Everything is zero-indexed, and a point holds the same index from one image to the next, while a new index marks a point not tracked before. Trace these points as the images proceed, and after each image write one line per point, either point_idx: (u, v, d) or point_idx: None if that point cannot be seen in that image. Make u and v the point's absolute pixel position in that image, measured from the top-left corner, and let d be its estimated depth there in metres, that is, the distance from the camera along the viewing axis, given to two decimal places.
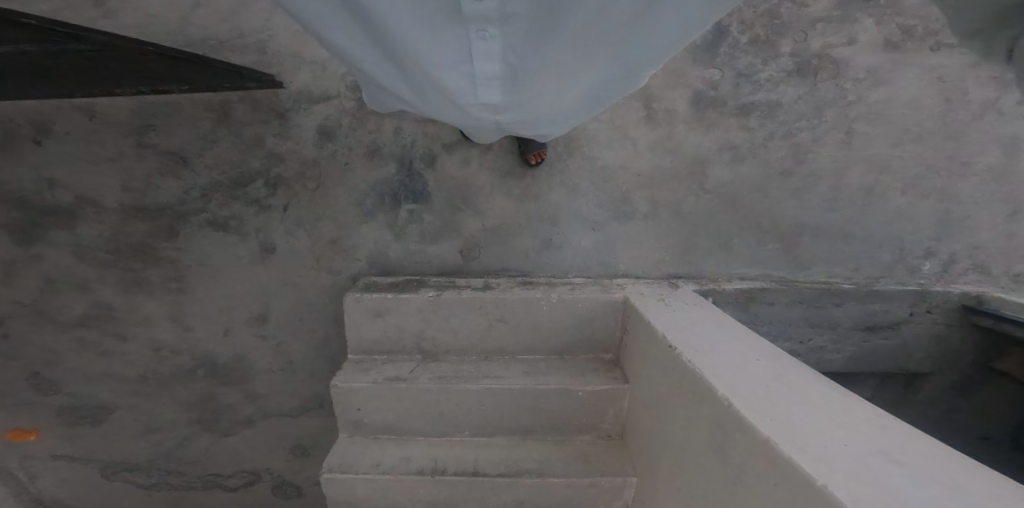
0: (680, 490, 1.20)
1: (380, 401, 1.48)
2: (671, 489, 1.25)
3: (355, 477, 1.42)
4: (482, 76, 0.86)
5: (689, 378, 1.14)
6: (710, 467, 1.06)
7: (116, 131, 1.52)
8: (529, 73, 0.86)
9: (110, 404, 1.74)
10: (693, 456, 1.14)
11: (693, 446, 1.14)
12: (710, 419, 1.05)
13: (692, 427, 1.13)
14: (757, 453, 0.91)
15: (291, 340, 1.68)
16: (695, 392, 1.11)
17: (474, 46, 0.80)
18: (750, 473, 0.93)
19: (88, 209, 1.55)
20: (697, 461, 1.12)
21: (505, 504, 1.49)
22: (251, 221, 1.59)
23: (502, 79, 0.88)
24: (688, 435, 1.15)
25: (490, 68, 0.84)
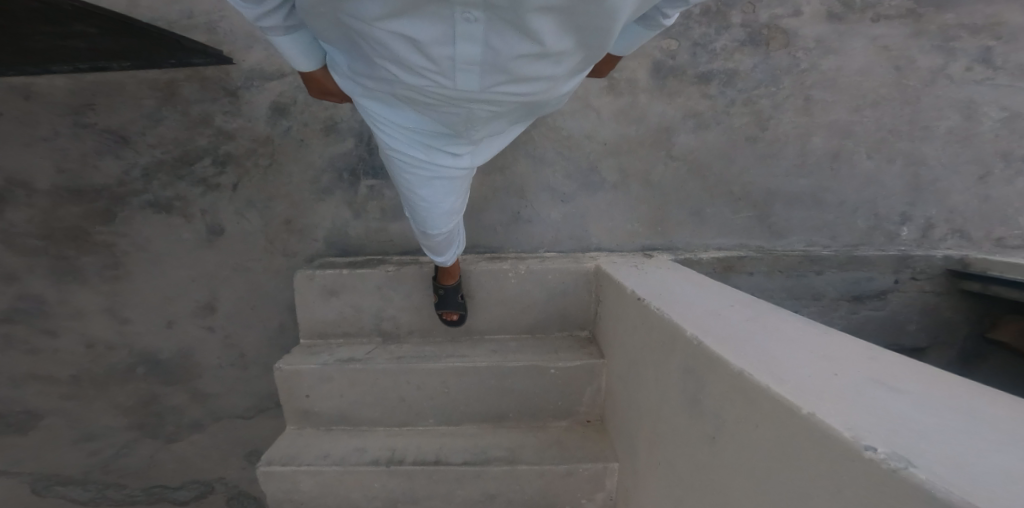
0: (662, 462, 1.08)
1: (332, 386, 1.37)
2: (651, 463, 1.13)
3: (298, 470, 1.32)
4: (459, 65, 0.71)
5: (660, 327, 1.07)
6: (689, 423, 0.96)
7: (51, 110, 1.44)
8: (520, 67, 0.71)
9: (42, 410, 1.61)
10: (670, 416, 1.04)
11: (670, 404, 1.03)
12: (683, 366, 0.97)
13: (668, 381, 1.04)
14: (739, 394, 0.81)
15: (242, 331, 1.56)
16: (671, 343, 1.02)
17: (455, 29, 0.65)
18: (732, 418, 0.82)
19: (19, 192, 1.45)
20: (675, 420, 1.02)
21: (474, 497, 1.37)
22: (197, 201, 1.49)
23: (487, 75, 0.73)
24: (663, 390, 1.06)
25: (474, 57, 0.69)
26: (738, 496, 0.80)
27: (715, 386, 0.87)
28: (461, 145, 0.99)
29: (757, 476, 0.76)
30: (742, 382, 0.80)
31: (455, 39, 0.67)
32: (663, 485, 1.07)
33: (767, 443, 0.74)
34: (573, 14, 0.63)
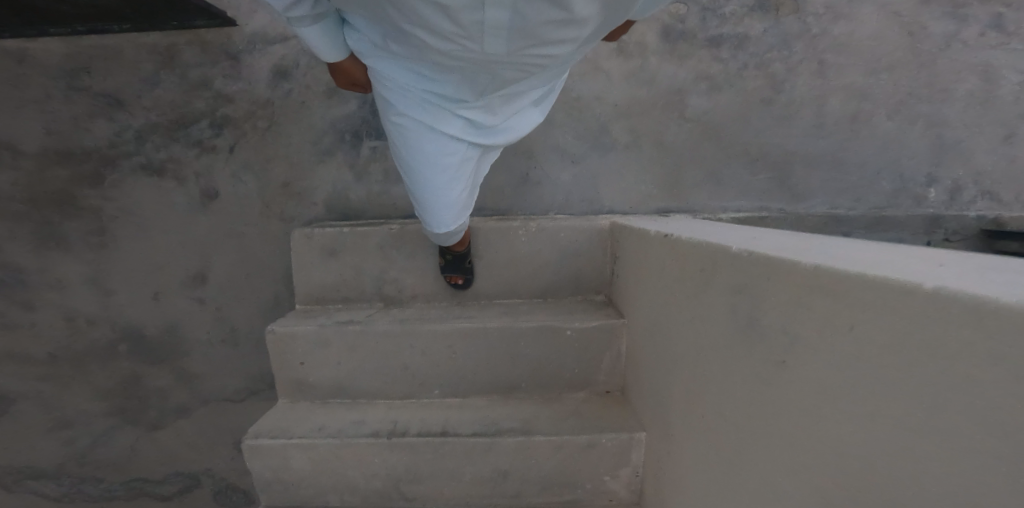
0: (697, 417, 0.93)
1: (328, 351, 1.25)
2: (694, 424, 0.94)
3: (288, 443, 1.18)
4: (488, 30, 0.66)
5: (697, 254, 0.96)
6: (740, 357, 0.77)
7: (44, 73, 1.38)
8: (548, 32, 0.68)
9: (15, 393, 1.49)
10: (704, 352, 0.91)
11: (717, 342, 0.86)
12: (722, 286, 0.86)
13: (703, 313, 0.92)
14: (804, 298, 0.62)
15: (233, 304, 1.45)
16: (723, 266, 0.85)
17: None
18: (793, 331, 0.63)
19: (5, 154, 1.38)
20: (708, 356, 0.89)
21: (484, 475, 1.24)
22: (191, 164, 1.42)
23: (514, 40, 0.69)
24: (697, 326, 0.94)
25: (503, 22, 0.65)
26: (805, 437, 0.61)
27: (774, 298, 0.69)
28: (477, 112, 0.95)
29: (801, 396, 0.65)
30: (807, 282, 0.61)
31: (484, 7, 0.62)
32: (707, 446, 0.88)
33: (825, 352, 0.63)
34: None
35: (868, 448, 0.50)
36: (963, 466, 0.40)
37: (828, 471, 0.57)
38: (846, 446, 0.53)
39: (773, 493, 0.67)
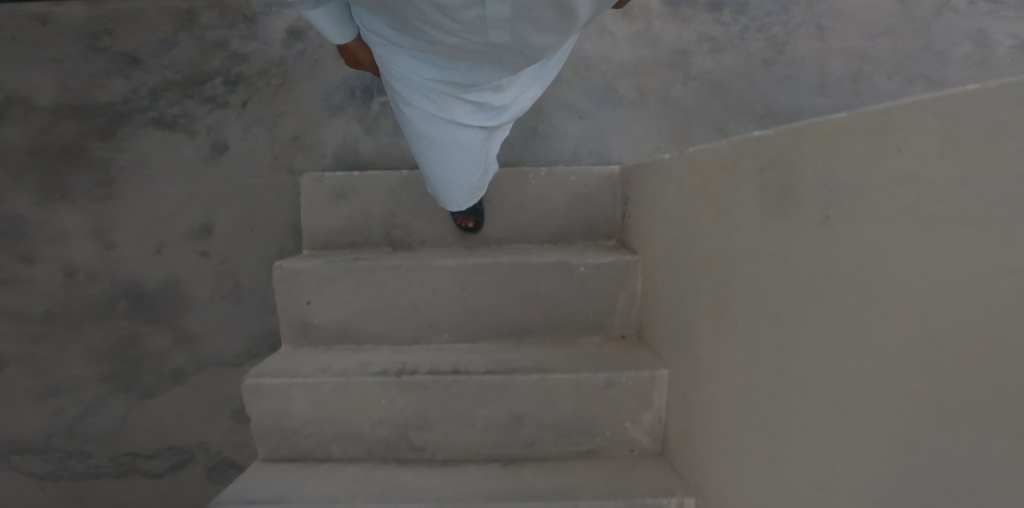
0: (733, 320, 0.86)
1: (336, 288, 1.20)
2: (720, 333, 0.91)
3: (292, 383, 1.10)
4: (490, 19, 0.70)
5: (716, 156, 0.93)
6: (762, 232, 0.77)
7: (68, 34, 1.38)
8: (547, 16, 0.72)
9: (7, 355, 1.44)
10: (732, 246, 0.87)
11: (747, 236, 0.82)
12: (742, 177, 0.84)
13: (728, 207, 0.89)
14: (844, 143, 0.59)
15: (238, 258, 1.43)
16: (747, 153, 0.82)
17: None
18: (833, 183, 0.61)
19: (18, 108, 1.35)
20: (734, 248, 0.86)
21: (498, 420, 1.15)
22: (202, 118, 1.41)
23: (517, 26, 0.73)
24: (727, 224, 0.89)
25: (505, 13, 0.70)
26: (819, 295, 0.63)
27: (814, 155, 0.65)
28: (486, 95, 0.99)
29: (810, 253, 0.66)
30: (848, 125, 0.58)
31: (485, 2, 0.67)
32: (732, 349, 0.86)
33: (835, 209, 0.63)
34: None
35: (885, 295, 0.52)
36: (986, 307, 0.42)
37: (848, 332, 0.58)
38: (864, 305, 0.55)
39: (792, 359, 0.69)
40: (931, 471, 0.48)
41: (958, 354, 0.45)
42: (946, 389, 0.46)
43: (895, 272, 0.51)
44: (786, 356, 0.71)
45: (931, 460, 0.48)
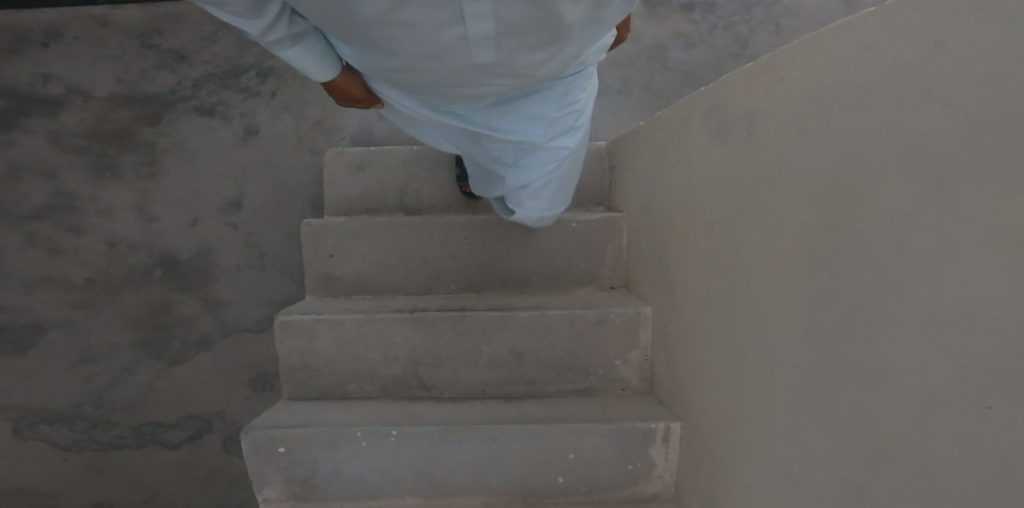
0: (699, 237, 1.04)
1: (356, 243, 1.35)
2: (687, 253, 1.09)
3: (317, 320, 1.23)
4: (475, 37, 0.68)
5: (682, 110, 1.11)
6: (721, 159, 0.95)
7: (122, 33, 1.55)
8: (533, 32, 0.69)
9: (48, 322, 1.55)
10: (696, 177, 1.05)
11: (708, 166, 1.00)
12: (702, 120, 1.03)
13: (691, 145, 1.08)
14: (787, 73, 0.75)
15: (264, 230, 1.59)
16: (695, 107, 1.06)
17: (464, 8, 0.62)
18: (754, 109, 0.84)
19: (76, 98, 1.52)
20: (698, 178, 1.04)
21: (501, 357, 1.26)
22: (238, 106, 1.59)
23: (501, 44, 0.71)
24: (690, 161, 1.08)
25: (488, 31, 0.67)
26: (766, 199, 0.81)
27: (762, 91, 0.82)
28: (483, 112, 0.98)
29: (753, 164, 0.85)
30: (780, 61, 0.77)
31: (466, 20, 0.65)
32: (699, 261, 1.04)
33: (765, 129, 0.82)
34: None
35: (811, 186, 0.70)
36: (882, 186, 0.57)
37: (784, 223, 0.76)
38: (798, 200, 0.73)
39: (745, 255, 0.87)
40: (849, 321, 0.64)
41: (856, 220, 0.61)
42: (842, 250, 0.64)
43: (816, 168, 0.68)
44: (741, 256, 0.88)
45: (835, 304, 0.66)
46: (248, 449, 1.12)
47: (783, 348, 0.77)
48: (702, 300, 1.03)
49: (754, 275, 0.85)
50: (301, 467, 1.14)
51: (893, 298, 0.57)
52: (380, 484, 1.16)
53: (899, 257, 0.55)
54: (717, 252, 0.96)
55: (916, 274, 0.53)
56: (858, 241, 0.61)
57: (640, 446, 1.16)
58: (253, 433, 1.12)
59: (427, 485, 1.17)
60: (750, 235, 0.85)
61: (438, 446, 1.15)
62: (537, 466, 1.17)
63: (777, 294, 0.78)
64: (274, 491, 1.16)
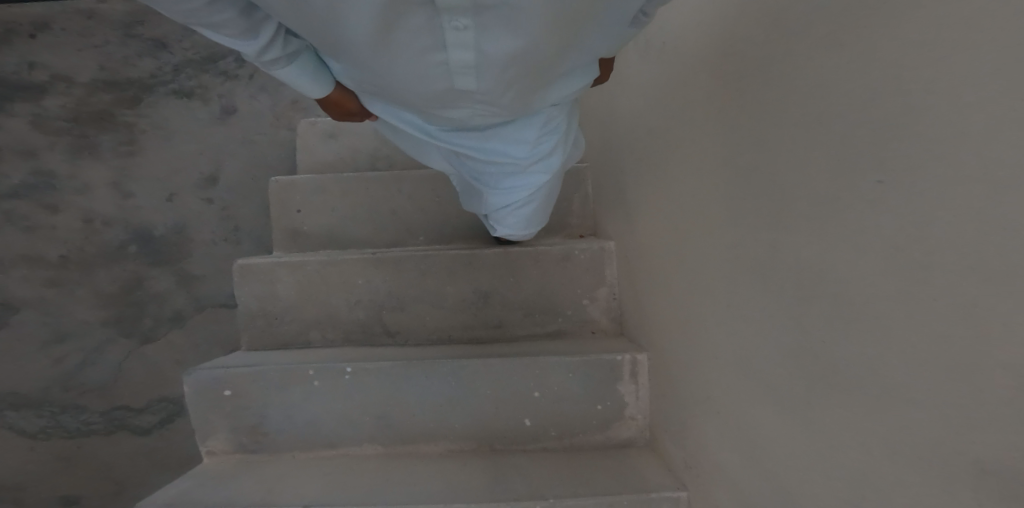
0: (647, 164, 1.02)
1: (323, 197, 1.37)
2: (638, 180, 1.08)
3: (276, 264, 1.21)
4: (455, 69, 0.62)
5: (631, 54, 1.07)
6: (662, 107, 0.92)
7: (107, 26, 1.76)
8: (520, 67, 0.63)
9: (22, 301, 1.59)
10: (643, 120, 1.02)
11: (650, 111, 0.98)
12: (645, 64, 0.99)
13: (634, 83, 1.06)
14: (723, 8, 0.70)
15: (238, 202, 1.71)
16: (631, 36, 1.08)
17: (445, 38, 0.56)
18: (688, 40, 0.81)
19: (61, 84, 1.68)
20: (643, 123, 1.02)
21: (465, 299, 1.22)
22: (216, 89, 1.78)
23: (484, 78, 0.65)
24: (635, 98, 1.06)
25: (470, 64, 0.61)
26: (711, 154, 0.76)
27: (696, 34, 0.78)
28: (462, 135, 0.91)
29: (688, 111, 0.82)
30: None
31: (447, 48, 0.58)
32: (648, 183, 1.02)
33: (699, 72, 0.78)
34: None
35: (751, 133, 0.64)
36: (810, 98, 0.52)
37: (727, 177, 0.71)
38: (740, 148, 0.68)
39: (693, 209, 0.83)
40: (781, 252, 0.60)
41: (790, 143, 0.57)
42: (777, 186, 0.60)
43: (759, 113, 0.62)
44: (687, 209, 0.85)
45: (767, 242, 0.62)
46: (191, 391, 1.09)
47: (728, 300, 0.74)
48: (655, 219, 1.00)
49: (682, 155, 0.85)
50: (249, 413, 1.09)
51: (796, 86, 0.55)
52: (335, 430, 1.10)
53: (819, 166, 0.52)
54: (657, 152, 0.96)
55: (846, 81, 0.47)
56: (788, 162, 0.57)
57: (609, 381, 1.10)
58: (198, 373, 1.09)
59: (385, 430, 1.10)
60: (692, 177, 0.82)
61: (393, 386, 1.09)
62: (501, 408, 1.10)
63: (719, 242, 0.75)
64: (220, 443, 1.10)
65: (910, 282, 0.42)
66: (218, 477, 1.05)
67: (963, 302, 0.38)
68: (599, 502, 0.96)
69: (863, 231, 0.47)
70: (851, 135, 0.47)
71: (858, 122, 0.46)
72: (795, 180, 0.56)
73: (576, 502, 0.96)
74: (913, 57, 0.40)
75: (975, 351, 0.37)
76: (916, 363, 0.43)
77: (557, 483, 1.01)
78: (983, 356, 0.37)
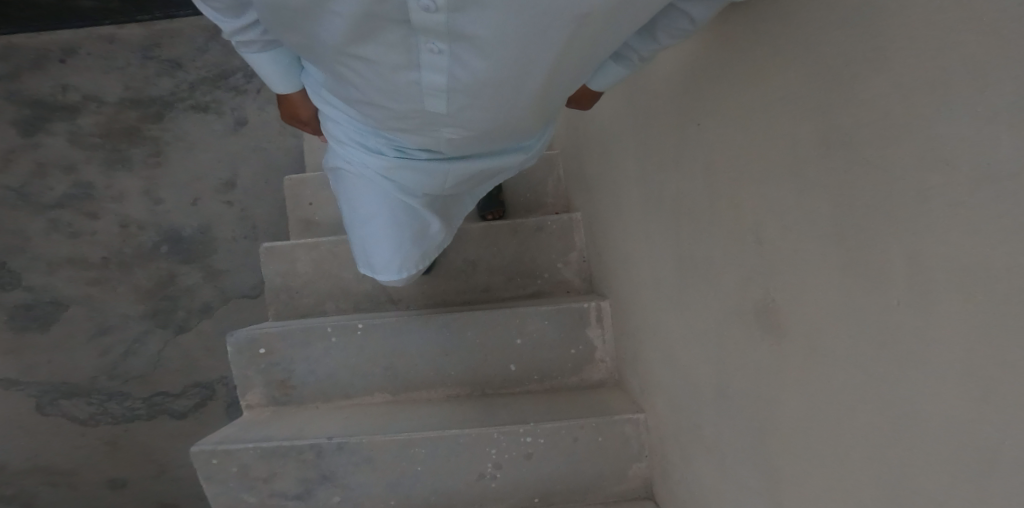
0: (615, 168, 1.18)
1: (330, 190, 1.60)
2: (601, 161, 1.26)
3: (296, 245, 1.42)
4: (428, 87, 0.66)
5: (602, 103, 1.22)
6: (634, 140, 1.04)
7: (128, 49, 1.98)
8: (488, 92, 0.67)
9: (68, 299, 1.80)
10: (614, 149, 1.17)
11: (621, 144, 1.11)
12: (617, 103, 1.13)
13: (604, 117, 1.22)
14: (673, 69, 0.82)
15: (255, 204, 1.95)
16: None
17: (421, 59, 0.60)
18: (647, 91, 0.95)
19: (91, 104, 1.92)
20: (617, 152, 1.15)
21: (456, 267, 1.42)
22: (228, 103, 2.01)
23: (453, 99, 0.69)
24: (604, 117, 1.22)
25: (442, 84, 0.65)
26: (677, 185, 0.85)
27: (654, 84, 0.91)
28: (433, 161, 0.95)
29: (655, 146, 0.93)
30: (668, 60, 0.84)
31: (422, 68, 0.62)
32: (609, 168, 1.22)
33: (659, 117, 0.90)
34: (532, 34, 0.56)
35: (708, 169, 0.74)
36: (752, 146, 0.62)
37: (691, 203, 0.80)
38: (695, 178, 0.78)
39: (661, 230, 0.93)
40: (733, 269, 0.69)
41: (737, 181, 0.66)
42: (733, 214, 0.68)
43: (712, 153, 0.72)
44: (654, 228, 0.96)
45: (722, 259, 0.72)
46: (232, 350, 1.29)
47: (689, 303, 0.84)
48: (618, 204, 1.17)
49: (628, 130, 1.07)
50: (279, 368, 1.30)
51: (732, 126, 0.66)
52: (350, 381, 1.30)
53: (766, 198, 0.60)
54: (609, 131, 1.19)
55: (768, 128, 0.58)
56: (737, 195, 0.66)
57: (580, 326, 1.30)
58: (237, 334, 1.30)
59: (393, 380, 1.30)
60: (660, 199, 0.93)
61: (397, 340, 1.29)
62: (489, 355, 1.30)
63: (682, 258, 0.85)
64: (255, 397, 1.30)
65: (818, 289, 0.52)
66: (256, 423, 1.25)
67: (849, 296, 0.48)
68: (571, 424, 1.15)
69: (787, 253, 0.57)
70: (776, 175, 0.58)
71: (783, 165, 0.56)
72: (743, 209, 0.65)
73: (553, 425, 1.15)
74: (799, 115, 0.52)
75: (865, 332, 0.46)
76: (826, 347, 0.52)
77: (538, 414, 1.20)
78: (866, 331, 0.46)
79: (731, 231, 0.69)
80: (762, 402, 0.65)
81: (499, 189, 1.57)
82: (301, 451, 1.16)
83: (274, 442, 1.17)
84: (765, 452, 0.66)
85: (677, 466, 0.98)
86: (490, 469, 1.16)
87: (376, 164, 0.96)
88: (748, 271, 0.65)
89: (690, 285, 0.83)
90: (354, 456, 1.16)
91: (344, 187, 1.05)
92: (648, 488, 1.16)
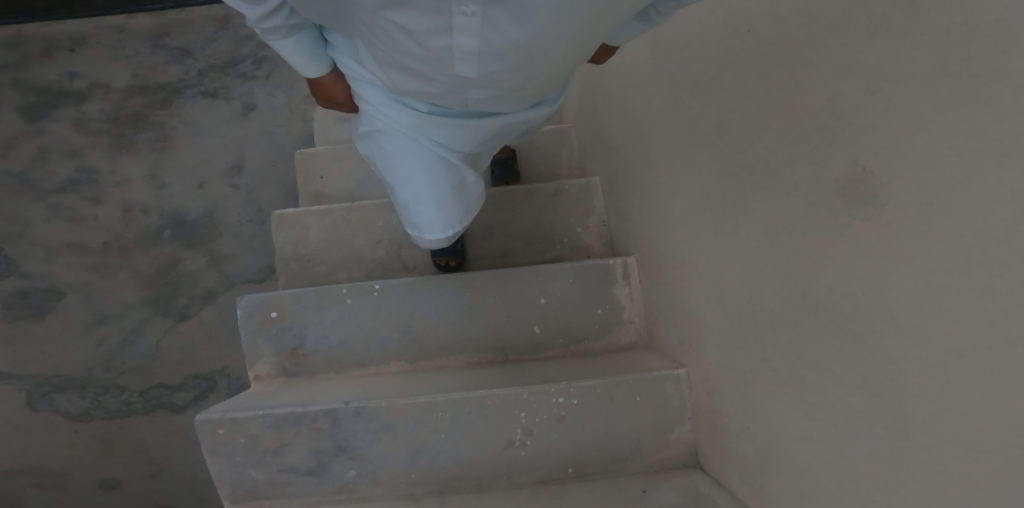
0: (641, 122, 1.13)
1: (342, 163, 1.55)
2: (625, 117, 1.22)
3: (310, 211, 1.37)
4: (458, 53, 0.62)
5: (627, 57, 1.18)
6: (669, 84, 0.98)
7: (136, 38, 1.97)
8: (521, 54, 0.63)
9: (67, 286, 1.72)
10: (642, 103, 1.12)
11: (653, 94, 1.06)
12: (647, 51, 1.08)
13: (629, 72, 1.17)
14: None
15: (261, 188, 1.89)
16: None
17: (453, 23, 0.56)
18: (691, 30, 0.89)
19: (98, 91, 1.89)
20: (645, 106, 1.10)
21: (473, 232, 1.37)
22: (237, 88, 1.98)
23: (485, 64, 0.65)
24: (630, 73, 1.17)
25: (473, 50, 0.61)
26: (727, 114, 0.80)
27: (701, 19, 0.85)
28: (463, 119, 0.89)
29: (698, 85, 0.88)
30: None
31: (452, 34, 0.58)
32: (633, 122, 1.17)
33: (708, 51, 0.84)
34: None
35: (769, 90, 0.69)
36: (831, 40, 0.57)
37: (744, 127, 0.75)
38: (753, 101, 0.73)
39: (707, 167, 0.88)
40: (803, 177, 0.64)
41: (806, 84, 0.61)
42: (800, 120, 0.63)
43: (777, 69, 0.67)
44: (697, 164, 0.91)
45: (787, 172, 0.67)
46: (242, 315, 1.22)
47: (744, 227, 0.79)
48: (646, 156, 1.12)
49: (658, 75, 1.03)
50: (290, 335, 1.22)
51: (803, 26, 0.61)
52: (366, 350, 1.22)
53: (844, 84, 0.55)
54: (633, 82, 1.15)
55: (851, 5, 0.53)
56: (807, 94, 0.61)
57: (605, 286, 1.23)
58: (248, 299, 1.23)
59: (409, 347, 1.22)
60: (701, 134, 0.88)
61: (413, 302, 1.22)
62: (512, 317, 1.22)
63: (735, 184, 0.80)
64: (265, 367, 1.22)
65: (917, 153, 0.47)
66: (266, 395, 1.16)
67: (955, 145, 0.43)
68: (604, 383, 1.08)
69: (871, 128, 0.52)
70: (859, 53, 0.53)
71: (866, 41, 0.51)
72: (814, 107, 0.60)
73: (586, 384, 1.08)
74: None
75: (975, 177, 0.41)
76: (927, 220, 0.46)
77: (568, 375, 1.12)
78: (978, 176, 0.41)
79: (799, 130, 0.64)
80: (840, 307, 0.59)
81: (515, 159, 1.54)
82: (315, 418, 1.07)
83: (286, 409, 1.08)
84: (845, 358, 0.59)
85: (731, 416, 0.90)
86: (519, 435, 1.07)
87: (403, 127, 0.91)
88: (822, 163, 0.60)
89: (746, 207, 0.77)
90: (372, 422, 1.07)
91: (375, 150, 0.98)
92: (693, 455, 1.06)
